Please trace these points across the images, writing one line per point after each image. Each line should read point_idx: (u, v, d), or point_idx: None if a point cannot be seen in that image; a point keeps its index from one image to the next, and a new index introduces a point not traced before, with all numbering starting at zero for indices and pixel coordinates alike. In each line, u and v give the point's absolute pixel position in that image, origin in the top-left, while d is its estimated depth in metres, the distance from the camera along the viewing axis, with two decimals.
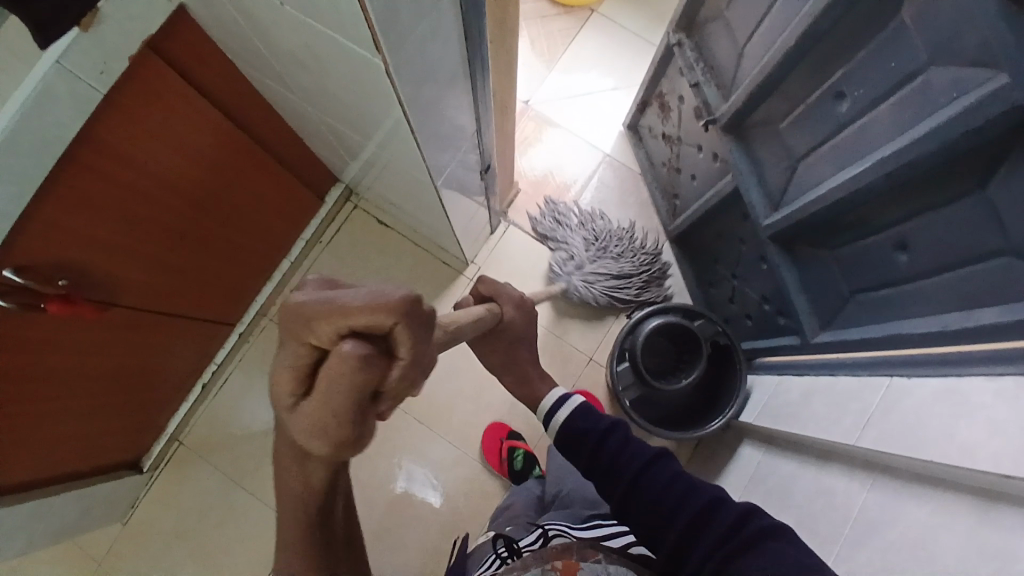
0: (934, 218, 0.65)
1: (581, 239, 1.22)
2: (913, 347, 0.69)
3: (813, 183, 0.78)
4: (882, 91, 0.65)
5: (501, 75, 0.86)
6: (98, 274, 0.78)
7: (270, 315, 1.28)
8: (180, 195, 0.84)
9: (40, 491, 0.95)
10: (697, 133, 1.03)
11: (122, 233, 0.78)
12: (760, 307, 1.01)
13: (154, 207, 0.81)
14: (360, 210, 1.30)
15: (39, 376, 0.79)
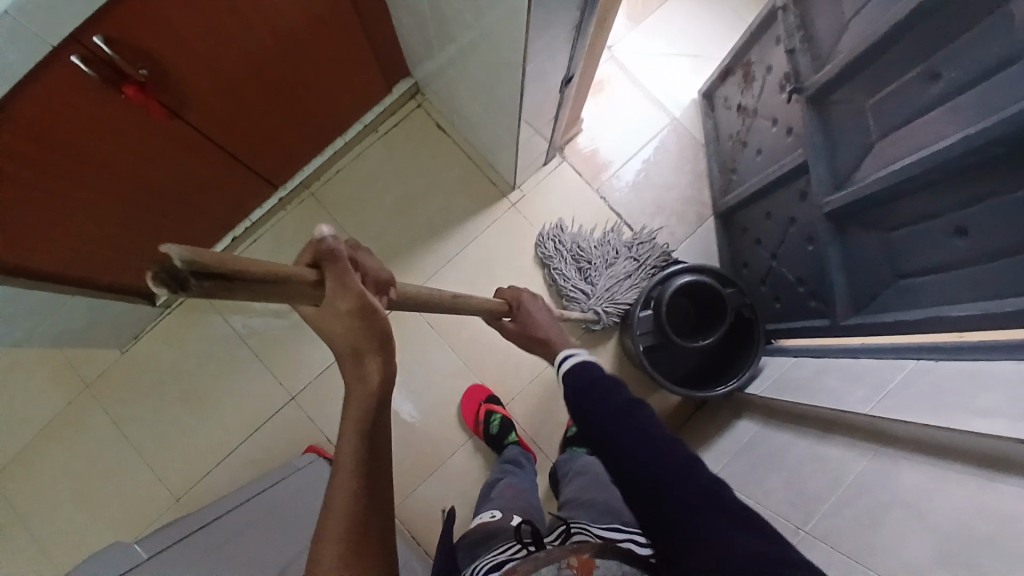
0: (998, 206, 0.64)
1: (576, 270, 1.23)
2: (951, 332, 0.70)
3: (887, 162, 0.78)
4: (978, 73, 0.64)
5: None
6: (172, 79, 0.79)
7: (313, 189, 1.29)
8: (269, 31, 0.84)
9: (71, 290, 0.97)
10: (776, 106, 1.03)
11: (206, 47, 0.78)
12: (793, 288, 1.02)
13: (244, 33, 0.81)
14: (422, 110, 1.30)
15: (90, 159, 0.80)
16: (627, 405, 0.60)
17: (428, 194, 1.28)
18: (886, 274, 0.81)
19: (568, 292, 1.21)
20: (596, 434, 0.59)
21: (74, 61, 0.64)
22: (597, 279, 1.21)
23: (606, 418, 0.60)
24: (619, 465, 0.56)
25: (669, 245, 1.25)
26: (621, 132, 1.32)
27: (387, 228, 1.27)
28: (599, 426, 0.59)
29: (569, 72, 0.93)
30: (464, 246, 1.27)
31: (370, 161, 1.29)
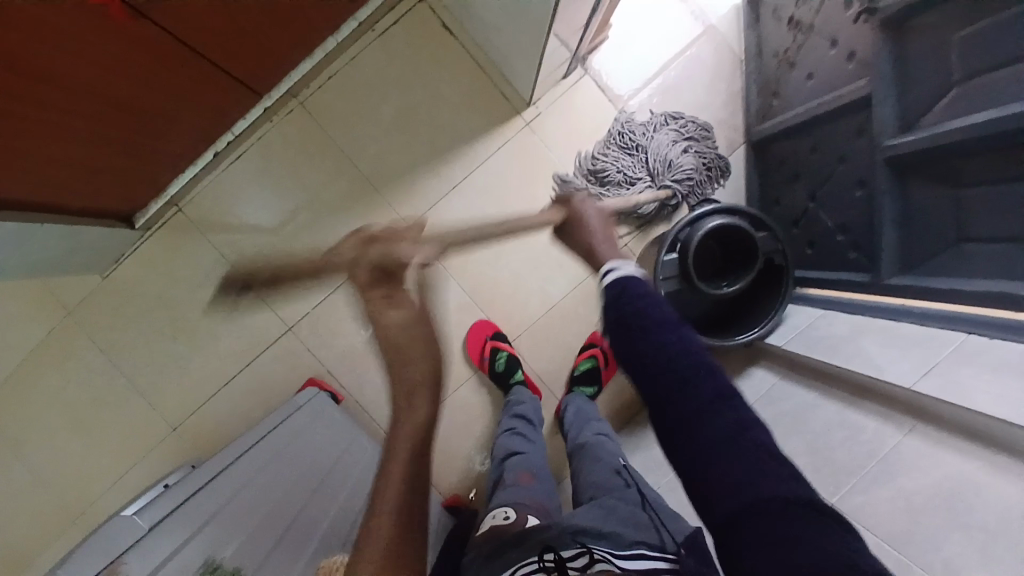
0: None
1: (599, 187, 1.12)
2: (1015, 309, 0.65)
3: (972, 109, 0.68)
4: None
5: None
6: None
7: (301, 97, 1.14)
8: None
9: (19, 210, 0.87)
10: (838, 25, 0.90)
11: None
12: (832, 235, 0.95)
13: None
14: (426, 5, 1.12)
15: (37, 70, 0.66)
16: (671, 318, 0.50)
17: (433, 109, 1.14)
18: (948, 235, 0.74)
19: (607, 208, 1.12)
20: (642, 359, 0.48)
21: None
22: (621, 177, 1.11)
23: (638, 328, 0.49)
24: (638, 376, 0.48)
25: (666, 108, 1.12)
26: (652, 42, 1.17)
27: (387, 146, 1.15)
28: (632, 335, 0.49)
29: None
30: (473, 170, 1.16)
31: (366, 67, 1.13)
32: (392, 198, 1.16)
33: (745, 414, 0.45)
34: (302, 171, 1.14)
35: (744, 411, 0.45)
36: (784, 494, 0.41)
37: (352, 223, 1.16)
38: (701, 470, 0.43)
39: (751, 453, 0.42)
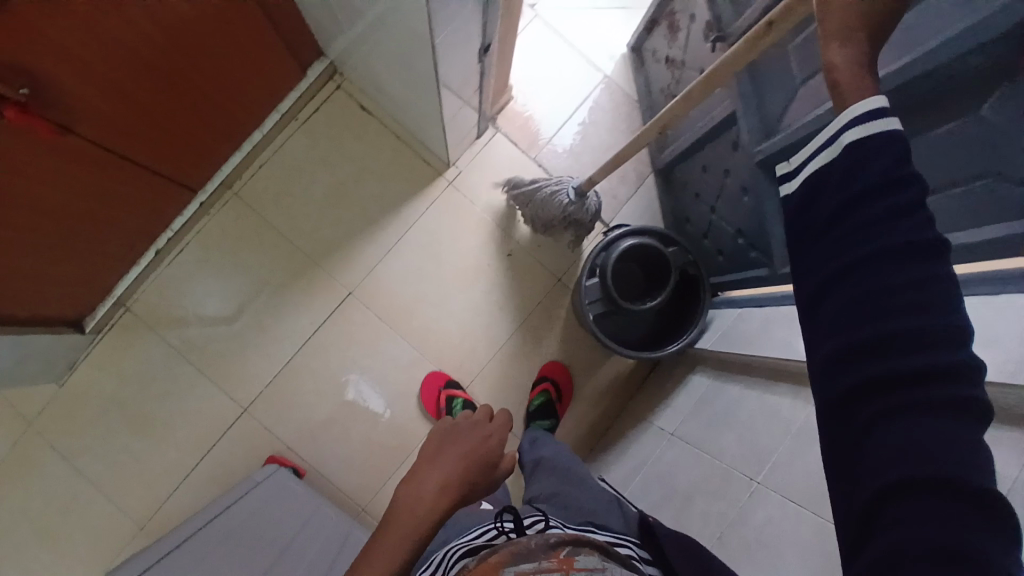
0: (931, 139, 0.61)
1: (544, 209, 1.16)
2: None
3: (812, 106, 0.77)
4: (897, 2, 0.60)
5: None
6: (57, 91, 0.71)
7: (235, 188, 1.21)
8: (164, 28, 0.77)
9: None
10: (701, 57, 1.01)
11: (93, 56, 0.70)
12: (735, 241, 1.02)
13: (135, 34, 0.73)
14: (343, 91, 1.23)
15: None
16: (884, 226, 0.40)
17: (361, 180, 1.23)
18: None
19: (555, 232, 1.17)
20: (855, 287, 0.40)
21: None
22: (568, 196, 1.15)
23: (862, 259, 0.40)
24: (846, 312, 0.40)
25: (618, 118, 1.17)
26: (552, 96, 1.28)
27: (321, 222, 1.22)
28: (849, 255, 0.41)
29: (486, 41, 0.88)
30: (405, 231, 1.23)
31: (293, 153, 1.22)
32: (333, 269, 1.21)
33: (960, 394, 0.36)
34: (243, 256, 1.20)
35: (964, 394, 0.36)
36: (976, 477, 0.35)
37: (296, 296, 1.20)
38: (868, 444, 0.38)
39: (943, 431, 0.36)
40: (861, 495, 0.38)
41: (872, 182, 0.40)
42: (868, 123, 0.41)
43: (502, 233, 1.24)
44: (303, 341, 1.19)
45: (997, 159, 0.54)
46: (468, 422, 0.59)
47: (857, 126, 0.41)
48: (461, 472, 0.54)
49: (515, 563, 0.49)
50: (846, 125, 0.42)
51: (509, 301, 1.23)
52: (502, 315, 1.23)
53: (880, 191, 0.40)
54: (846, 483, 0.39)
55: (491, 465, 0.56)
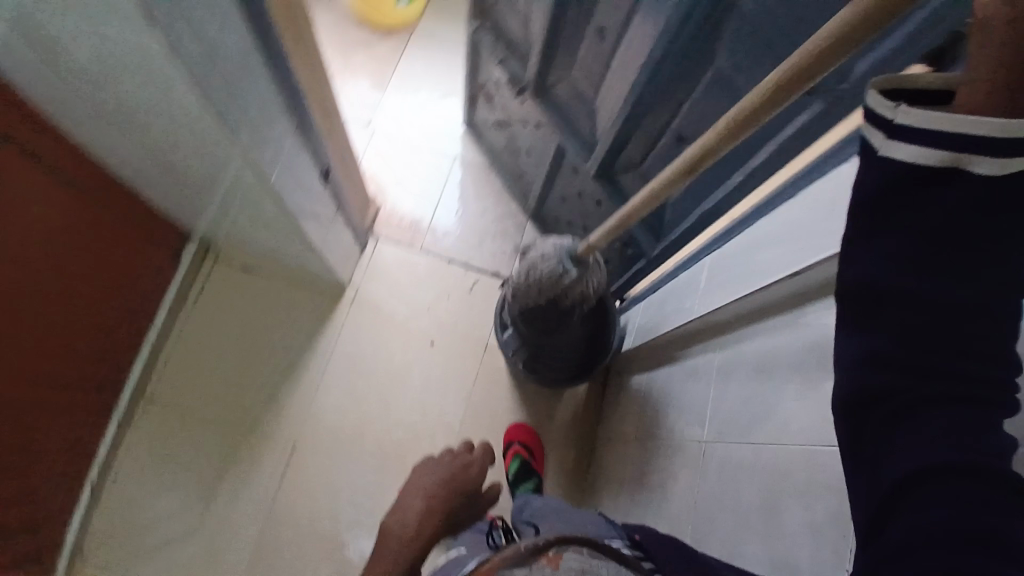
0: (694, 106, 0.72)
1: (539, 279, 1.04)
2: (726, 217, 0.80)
3: (607, 115, 0.88)
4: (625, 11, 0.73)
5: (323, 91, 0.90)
6: None
7: (149, 389, 1.20)
8: (29, 256, 0.80)
9: None
10: (520, 110, 1.09)
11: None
12: (611, 246, 1.11)
13: (11, 269, 0.77)
14: (221, 262, 1.29)
15: None
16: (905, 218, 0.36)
17: (268, 332, 1.26)
18: (659, 197, 0.90)
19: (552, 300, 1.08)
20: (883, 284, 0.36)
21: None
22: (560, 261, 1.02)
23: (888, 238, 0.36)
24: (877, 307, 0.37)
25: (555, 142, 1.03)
26: (415, 189, 1.38)
27: (244, 385, 1.22)
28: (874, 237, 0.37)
29: (323, 165, 0.95)
30: (327, 360, 1.25)
31: (193, 334, 1.24)
32: (271, 425, 1.21)
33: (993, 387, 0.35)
34: (180, 449, 1.18)
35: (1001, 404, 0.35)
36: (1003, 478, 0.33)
37: (246, 465, 1.18)
38: (890, 447, 0.36)
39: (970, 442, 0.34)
40: (882, 484, 0.36)
41: (949, 199, 0.34)
42: (1009, 159, 0.32)
43: (417, 325, 1.29)
44: (269, 506, 1.15)
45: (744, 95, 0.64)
46: (450, 452, 0.81)
47: (997, 156, 0.32)
48: (435, 498, 0.70)
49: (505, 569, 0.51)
50: (980, 147, 0.32)
51: (450, 383, 1.26)
52: (448, 397, 1.25)
53: (946, 204, 0.34)
54: (866, 468, 0.38)
55: (466, 486, 0.73)
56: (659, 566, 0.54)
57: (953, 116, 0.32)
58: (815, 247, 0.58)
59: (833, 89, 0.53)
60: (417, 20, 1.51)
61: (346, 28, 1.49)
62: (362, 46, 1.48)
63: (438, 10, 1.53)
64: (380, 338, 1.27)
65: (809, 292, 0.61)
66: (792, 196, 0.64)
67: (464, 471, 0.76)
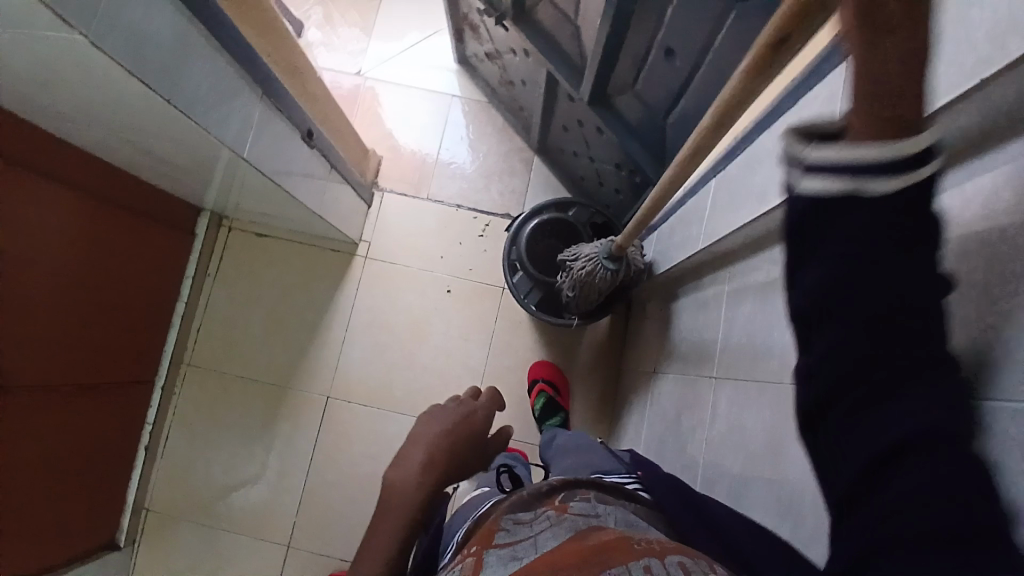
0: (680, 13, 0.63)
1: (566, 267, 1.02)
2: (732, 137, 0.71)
3: (591, 34, 0.79)
4: None
5: (289, 49, 0.86)
6: None
7: (187, 360, 1.27)
8: (25, 253, 0.83)
9: None
10: (506, 39, 1.02)
11: None
12: (619, 174, 1.02)
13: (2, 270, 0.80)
14: (235, 231, 1.30)
15: None
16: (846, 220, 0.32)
17: (290, 296, 1.28)
18: (659, 120, 0.81)
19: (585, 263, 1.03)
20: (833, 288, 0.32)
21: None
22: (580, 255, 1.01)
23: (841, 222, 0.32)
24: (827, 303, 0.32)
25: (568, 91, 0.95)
26: (415, 136, 1.33)
27: (272, 350, 1.27)
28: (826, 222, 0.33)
29: (304, 128, 0.92)
30: (348, 319, 1.27)
31: (220, 304, 1.28)
32: (302, 385, 1.25)
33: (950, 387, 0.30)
34: (222, 414, 1.25)
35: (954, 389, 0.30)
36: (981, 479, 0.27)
37: (284, 424, 1.24)
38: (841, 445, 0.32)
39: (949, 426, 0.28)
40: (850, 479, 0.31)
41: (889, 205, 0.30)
42: (905, 176, 0.30)
43: (432, 276, 1.28)
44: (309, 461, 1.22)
45: None
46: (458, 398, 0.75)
47: (894, 175, 0.30)
48: (441, 446, 0.62)
49: (511, 513, 0.49)
50: (880, 169, 0.30)
51: (471, 331, 1.26)
52: (470, 346, 1.25)
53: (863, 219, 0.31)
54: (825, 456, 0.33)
55: (473, 436, 0.66)
56: (652, 498, 0.55)
57: (845, 148, 0.31)
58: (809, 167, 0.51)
59: None
60: None
61: None
62: None
63: None
64: (397, 293, 1.27)
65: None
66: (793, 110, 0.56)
67: (476, 415, 0.70)
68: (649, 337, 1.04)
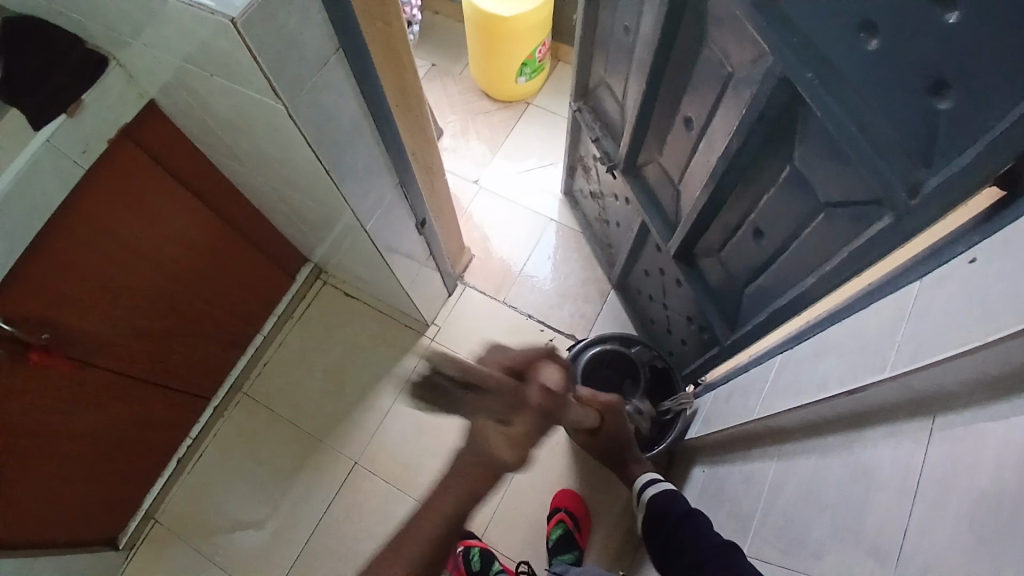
0: (771, 201, 0.70)
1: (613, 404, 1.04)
2: (802, 320, 0.75)
3: (690, 199, 0.88)
4: (712, 102, 0.73)
5: (430, 151, 1.00)
6: (74, 329, 0.89)
7: (246, 389, 1.35)
8: (159, 256, 0.98)
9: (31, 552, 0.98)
10: (612, 184, 1.14)
11: (101, 288, 0.90)
12: (689, 327, 1.06)
13: (135, 266, 0.94)
14: (329, 286, 1.43)
15: (22, 423, 0.86)
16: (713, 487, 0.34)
17: (354, 358, 1.36)
18: (736, 287, 0.86)
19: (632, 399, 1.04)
20: None
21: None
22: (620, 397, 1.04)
23: None
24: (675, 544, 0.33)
25: (658, 242, 1.03)
26: (509, 245, 1.45)
27: (322, 401, 1.33)
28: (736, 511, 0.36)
29: (420, 216, 1.05)
30: (398, 393, 1.32)
31: (293, 346, 1.38)
32: (337, 443, 1.29)
33: None
34: (256, 449, 1.30)
35: None
36: None
37: (307, 478, 1.27)
38: None
39: None
40: None
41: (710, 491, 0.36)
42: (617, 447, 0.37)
43: None
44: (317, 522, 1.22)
45: (821, 196, 0.62)
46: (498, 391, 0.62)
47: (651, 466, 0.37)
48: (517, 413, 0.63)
49: None
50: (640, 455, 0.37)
51: None
52: None
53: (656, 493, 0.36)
54: None
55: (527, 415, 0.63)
56: None
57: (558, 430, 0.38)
58: (872, 366, 0.53)
59: (900, 205, 0.50)
60: (537, 91, 1.61)
61: (469, 96, 1.63)
62: (480, 113, 1.60)
63: (556, 85, 1.62)
64: None
65: (868, 414, 0.54)
66: (863, 310, 0.60)
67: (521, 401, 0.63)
68: (683, 498, 1.02)
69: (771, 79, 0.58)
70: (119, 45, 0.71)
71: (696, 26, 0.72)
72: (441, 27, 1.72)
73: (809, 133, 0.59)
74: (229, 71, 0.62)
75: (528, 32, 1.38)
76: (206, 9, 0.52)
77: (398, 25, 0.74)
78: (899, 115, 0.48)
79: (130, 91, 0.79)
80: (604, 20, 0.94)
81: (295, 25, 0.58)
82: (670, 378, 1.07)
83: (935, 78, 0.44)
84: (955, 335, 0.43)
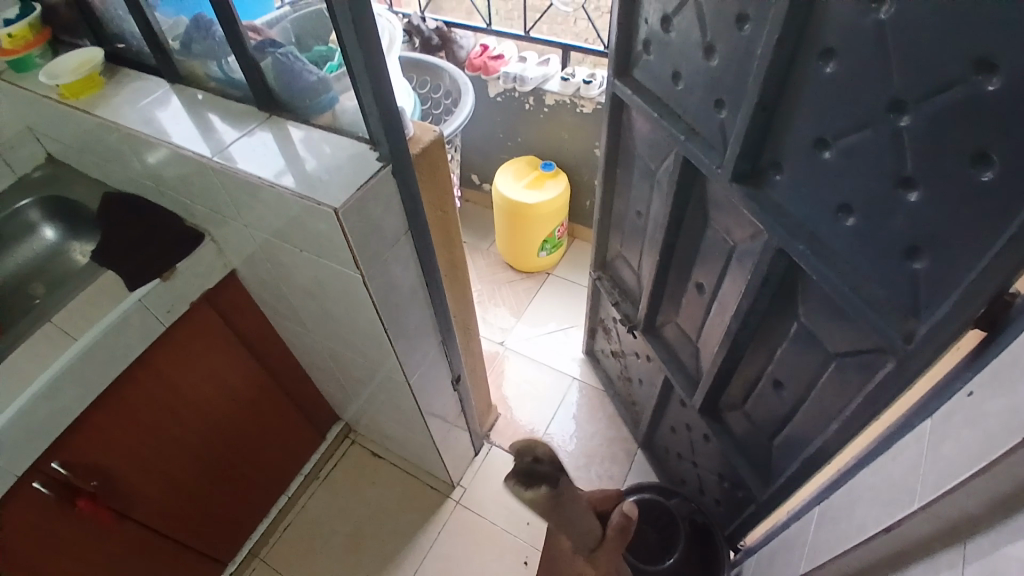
0: (785, 354, 0.77)
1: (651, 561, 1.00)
2: (833, 469, 0.76)
3: (709, 354, 0.95)
4: (719, 271, 0.85)
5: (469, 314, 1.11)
6: (119, 477, 0.91)
7: (262, 554, 1.31)
8: (208, 408, 1.03)
9: None
10: (633, 343, 1.23)
11: (151, 436, 0.94)
12: (721, 485, 1.06)
13: (187, 418, 0.99)
14: (356, 446, 1.46)
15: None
16: None
17: (377, 521, 1.33)
18: (764, 439, 0.89)
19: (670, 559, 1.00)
20: None
21: (36, 487, 0.78)
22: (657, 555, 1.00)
23: None
24: None
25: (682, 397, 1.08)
26: (533, 404, 1.49)
27: (343, 570, 1.27)
28: None
29: (456, 373, 1.12)
30: (421, 561, 1.27)
31: (315, 508, 1.37)
32: None
33: None
34: None
35: None
36: None
37: None
38: None
39: None
40: None
41: None
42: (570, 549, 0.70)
43: (514, 539, 1.28)
44: None
45: (830, 348, 0.69)
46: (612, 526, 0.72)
47: None
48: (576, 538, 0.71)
49: None
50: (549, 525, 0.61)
51: None
52: None
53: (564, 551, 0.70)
54: None
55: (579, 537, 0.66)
56: None
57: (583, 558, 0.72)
58: (902, 502, 0.55)
59: (900, 349, 0.57)
60: (556, 264, 1.79)
61: (495, 269, 1.81)
62: (505, 283, 1.76)
63: (574, 259, 1.81)
64: (476, 547, 1.27)
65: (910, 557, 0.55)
66: (889, 454, 0.63)
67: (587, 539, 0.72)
68: None
69: (768, 252, 0.70)
70: (220, 226, 0.86)
71: (699, 211, 0.86)
72: (471, 214, 1.97)
73: (810, 296, 0.69)
74: (317, 246, 0.74)
75: (549, 215, 1.59)
76: (314, 200, 0.67)
77: (452, 215, 0.90)
78: (884, 275, 0.58)
79: (218, 262, 0.92)
80: (619, 207, 1.11)
81: (378, 212, 0.71)
82: (710, 538, 1.04)
83: (909, 247, 0.54)
84: (969, 462, 0.47)
